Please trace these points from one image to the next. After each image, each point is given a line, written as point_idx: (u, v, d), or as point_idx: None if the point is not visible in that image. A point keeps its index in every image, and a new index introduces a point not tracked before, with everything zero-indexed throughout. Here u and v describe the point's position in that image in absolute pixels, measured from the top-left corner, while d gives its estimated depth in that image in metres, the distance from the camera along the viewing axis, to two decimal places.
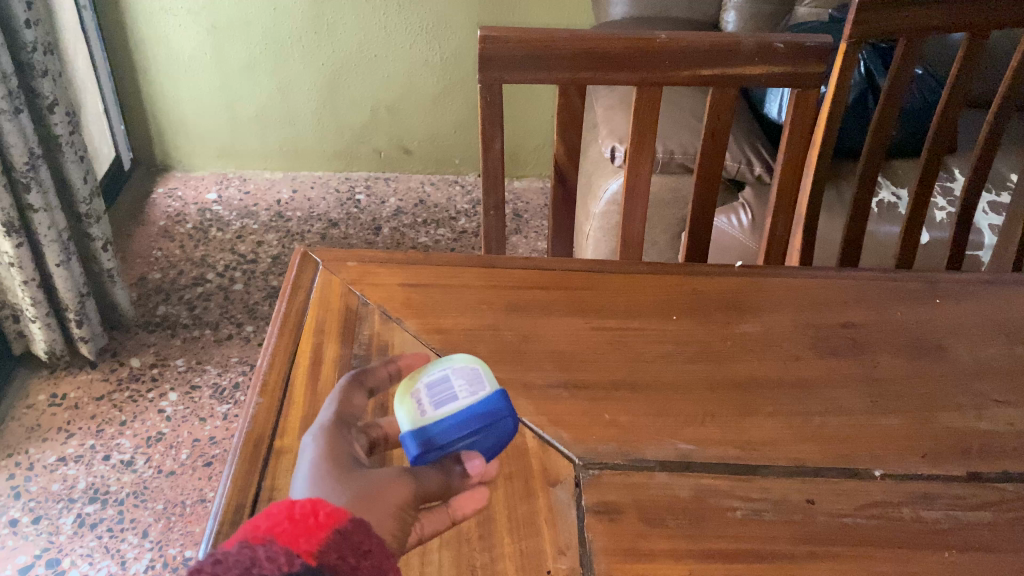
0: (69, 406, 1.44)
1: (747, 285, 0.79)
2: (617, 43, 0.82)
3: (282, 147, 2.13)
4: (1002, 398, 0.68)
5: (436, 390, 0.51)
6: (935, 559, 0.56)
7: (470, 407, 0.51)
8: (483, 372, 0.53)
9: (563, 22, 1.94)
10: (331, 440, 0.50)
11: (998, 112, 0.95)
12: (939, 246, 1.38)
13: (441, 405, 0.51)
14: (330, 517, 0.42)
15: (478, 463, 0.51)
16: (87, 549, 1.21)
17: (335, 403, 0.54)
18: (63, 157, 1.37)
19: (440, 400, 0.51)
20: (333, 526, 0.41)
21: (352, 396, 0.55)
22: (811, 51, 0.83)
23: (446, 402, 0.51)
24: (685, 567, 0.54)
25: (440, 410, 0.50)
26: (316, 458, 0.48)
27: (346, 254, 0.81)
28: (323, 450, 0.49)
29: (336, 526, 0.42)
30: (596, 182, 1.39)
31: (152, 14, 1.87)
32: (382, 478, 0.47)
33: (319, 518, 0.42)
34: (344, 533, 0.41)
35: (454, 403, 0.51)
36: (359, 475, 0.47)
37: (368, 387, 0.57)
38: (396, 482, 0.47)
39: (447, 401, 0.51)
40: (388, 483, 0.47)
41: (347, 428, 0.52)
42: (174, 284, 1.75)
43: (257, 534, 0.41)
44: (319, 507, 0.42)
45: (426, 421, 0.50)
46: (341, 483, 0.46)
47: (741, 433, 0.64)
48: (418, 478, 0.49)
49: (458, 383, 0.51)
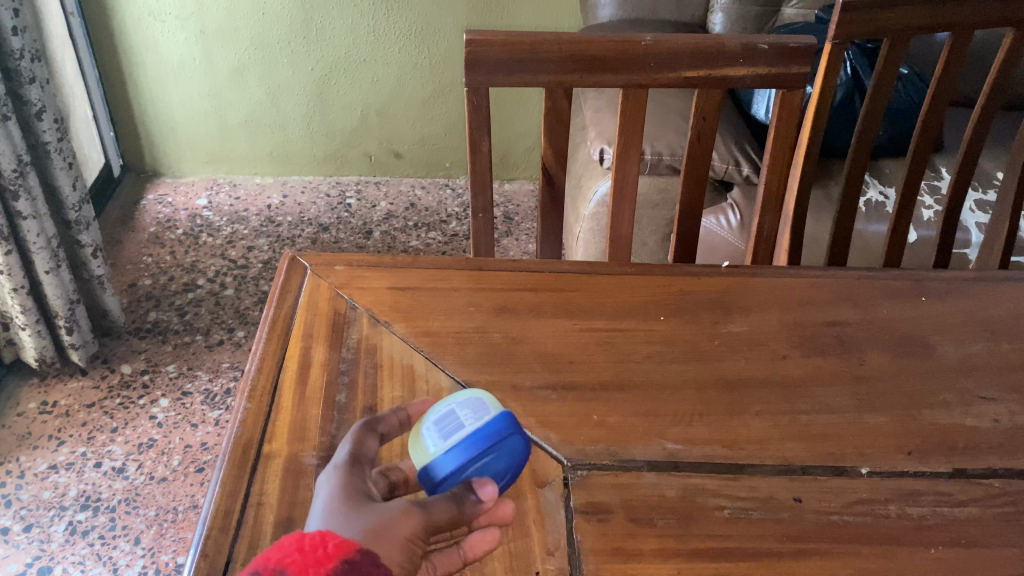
0: (60, 414, 1.44)
1: (734, 285, 0.80)
2: (603, 46, 0.83)
3: (272, 153, 2.13)
4: (988, 394, 0.69)
5: (443, 423, 0.50)
6: (921, 555, 0.56)
7: (477, 431, 0.49)
8: (487, 398, 0.52)
9: (552, 25, 1.94)
10: (345, 478, 0.50)
11: (982, 113, 0.96)
12: (926, 245, 1.39)
13: (446, 433, 0.50)
14: (338, 548, 0.42)
15: (490, 489, 0.49)
16: (79, 556, 1.21)
17: (350, 441, 0.53)
18: (52, 165, 1.37)
19: (446, 429, 0.50)
20: (341, 556, 0.42)
21: (366, 438, 0.54)
22: (795, 51, 0.84)
23: (453, 431, 0.50)
24: (673, 567, 0.54)
25: (448, 438, 0.49)
26: (331, 497, 0.49)
27: (334, 258, 0.81)
28: (339, 488, 0.49)
29: (344, 556, 0.42)
30: (586, 184, 1.40)
31: (140, 20, 1.87)
32: (390, 512, 0.47)
33: (327, 549, 0.42)
34: (352, 563, 0.42)
35: (460, 432, 0.50)
36: (370, 510, 0.47)
37: (380, 433, 0.55)
38: (404, 514, 0.47)
39: (453, 429, 0.50)
40: (396, 515, 0.47)
41: (361, 467, 0.52)
42: (165, 290, 1.75)
43: (269, 565, 0.41)
44: (328, 539, 0.43)
45: (437, 453, 0.49)
46: (352, 519, 0.47)
47: (729, 432, 0.64)
48: (427, 508, 0.48)
49: (462, 410, 0.50)
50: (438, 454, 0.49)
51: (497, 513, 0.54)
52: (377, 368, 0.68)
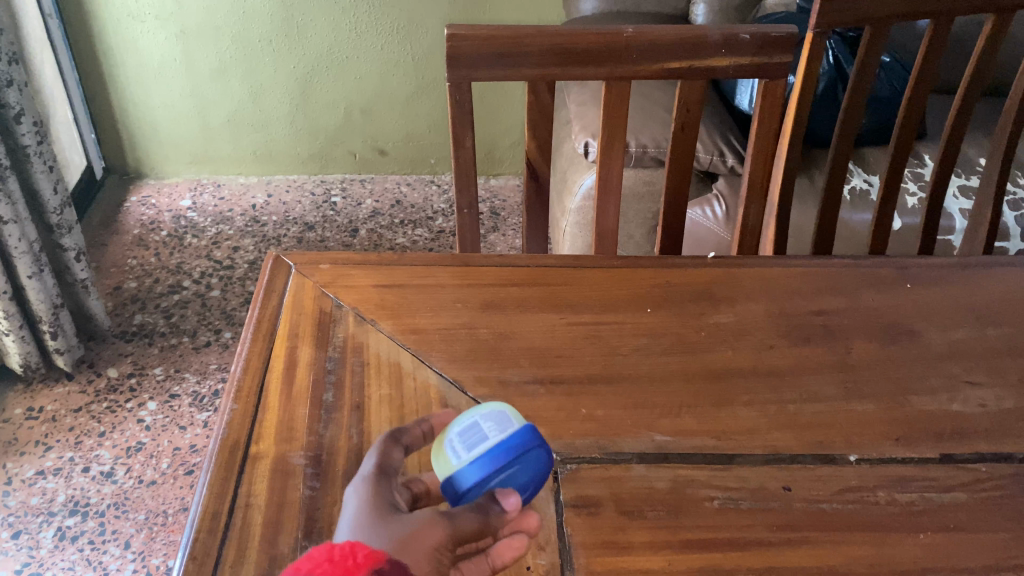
0: (46, 419, 1.43)
1: (720, 276, 0.80)
2: (585, 39, 0.82)
3: (255, 152, 2.12)
4: (974, 379, 0.69)
5: (466, 434, 0.48)
6: (910, 541, 0.56)
7: (500, 443, 0.47)
8: (511, 406, 0.49)
9: (535, 19, 1.93)
10: (372, 489, 0.50)
11: (964, 99, 0.97)
12: (910, 232, 1.39)
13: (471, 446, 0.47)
14: (369, 557, 0.41)
15: (513, 498, 0.48)
16: (68, 562, 1.20)
17: (375, 452, 0.53)
18: (32, 168, 1.36)
19: (469, 441, 0.47)
20: (372, 566, 0.41)
21: (392, 449, 0.53)
22: (777, 41, 0.84)
23: (476, 442, 0.47)
24: (663, 558, 0.54)
25: (470, 449, 0.47)
26: (358, 509, 0.49)
27: (319, 256, 0.80)
28: (368, 499, 0.49)
29: (375, 566, 0.41)
30: (571, 178, 1.40)
31: (120, 21, 1.86)
32: (417, 522, 0.47)
33: (357, 559, 0.41)
34: None
35: (483, 444, 0.47)
36: (396, 522, 0.48)
37: (404, 444, 0.54)
38: (430, 523, 0.47)
39: (476, 441, 0.47)
40: (422, 525, 0.47)
41: (388, 479, 0.51)
42: (150, 292, 1.74)
43: None
44: (357, 549, 0.41)
45: (460, 465, 0.47)
46: (379, 531, 0.47)
47: (717, 423, 0.64)
48: (453, 518, 0.48)
49: (486, 422, 0.48)
50: (461, 466, 0.47)
51: (522, 522, 0.51)
52: (365, 366, 0.67)
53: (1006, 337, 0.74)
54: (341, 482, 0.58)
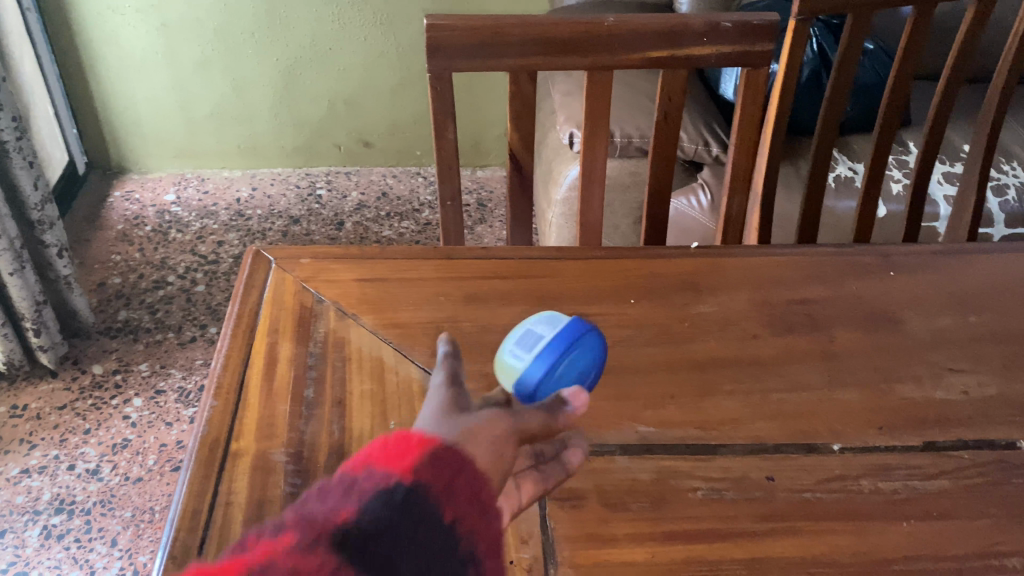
0: (30, 417, 1.42)
1: (704, 266, 0.79)
2: (567, 28, 0.82)
3: (239, 145, 2.10)
4: (957, 366, 0.69)
5: (523, 339, 0.56)
6: (893, 529, 0.56)
7: (556, 335, 0.55)
8: (556, 313, 0.58)
9: (519, 8, 1.92)
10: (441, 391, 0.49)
11: (946, 86, 0.97)
12: (895, 219, 1.39)
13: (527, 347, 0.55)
14: (425, 443, 0.41)
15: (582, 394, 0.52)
16: (55, 560, 1.19)
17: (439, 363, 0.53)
18: (12, 164, 1.34)
19: (528, 343, 0.55)
20: (428, 449, 0.41)
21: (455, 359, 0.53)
22: (759, 29, 0.83)
23: (535, 342, 0.55)
24: (647, 550, 0.54)
25: (531, 348, 0.55)
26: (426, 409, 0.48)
27: (300, 250, 0.80)
28: (433, 403, 0.48)
29: (432, 450, 0.41)
30: (557, 169, 1.39)
31: (100, 14, 1.84)
32: (481, 418, 0.47)
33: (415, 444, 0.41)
34: (441, 457, 0.41)
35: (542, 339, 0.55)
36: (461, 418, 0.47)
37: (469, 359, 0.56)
38: (492, 422, 0.47)
39: (534, 341, 0.55)
40: (484, 421, 0.47)
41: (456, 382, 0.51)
42: (135, 287, 1.73)
43: (354, 463, 0.40)
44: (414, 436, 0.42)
45: (526, 360, 0.54)
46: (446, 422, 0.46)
47: (701, 413, 0.64)
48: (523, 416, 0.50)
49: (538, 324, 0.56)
50: (526, 364, 0.54)
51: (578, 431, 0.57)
52: (346, 361, 0.67)
53: (989, 323, 0.74)
54: (322, 479, 0.57)
